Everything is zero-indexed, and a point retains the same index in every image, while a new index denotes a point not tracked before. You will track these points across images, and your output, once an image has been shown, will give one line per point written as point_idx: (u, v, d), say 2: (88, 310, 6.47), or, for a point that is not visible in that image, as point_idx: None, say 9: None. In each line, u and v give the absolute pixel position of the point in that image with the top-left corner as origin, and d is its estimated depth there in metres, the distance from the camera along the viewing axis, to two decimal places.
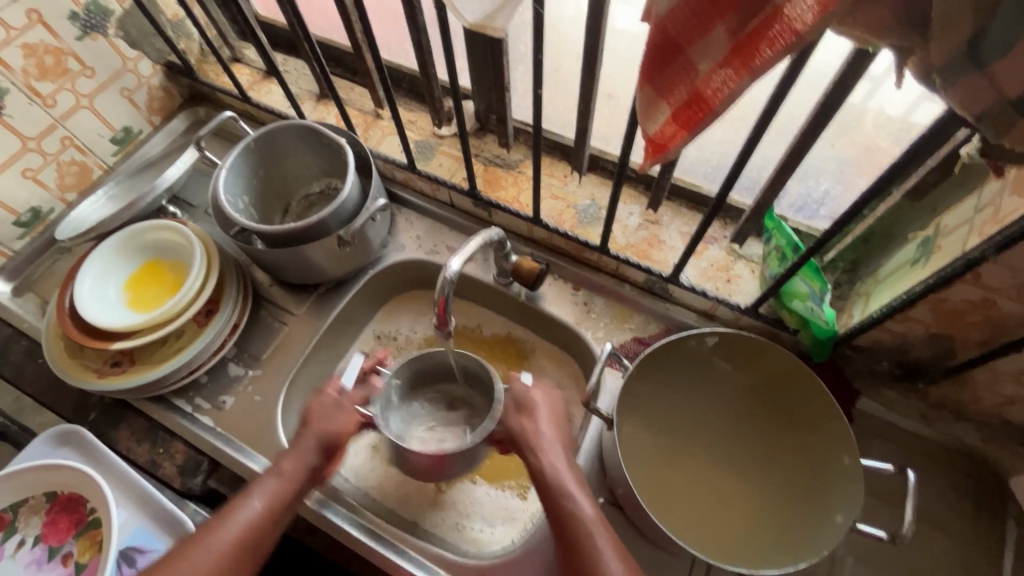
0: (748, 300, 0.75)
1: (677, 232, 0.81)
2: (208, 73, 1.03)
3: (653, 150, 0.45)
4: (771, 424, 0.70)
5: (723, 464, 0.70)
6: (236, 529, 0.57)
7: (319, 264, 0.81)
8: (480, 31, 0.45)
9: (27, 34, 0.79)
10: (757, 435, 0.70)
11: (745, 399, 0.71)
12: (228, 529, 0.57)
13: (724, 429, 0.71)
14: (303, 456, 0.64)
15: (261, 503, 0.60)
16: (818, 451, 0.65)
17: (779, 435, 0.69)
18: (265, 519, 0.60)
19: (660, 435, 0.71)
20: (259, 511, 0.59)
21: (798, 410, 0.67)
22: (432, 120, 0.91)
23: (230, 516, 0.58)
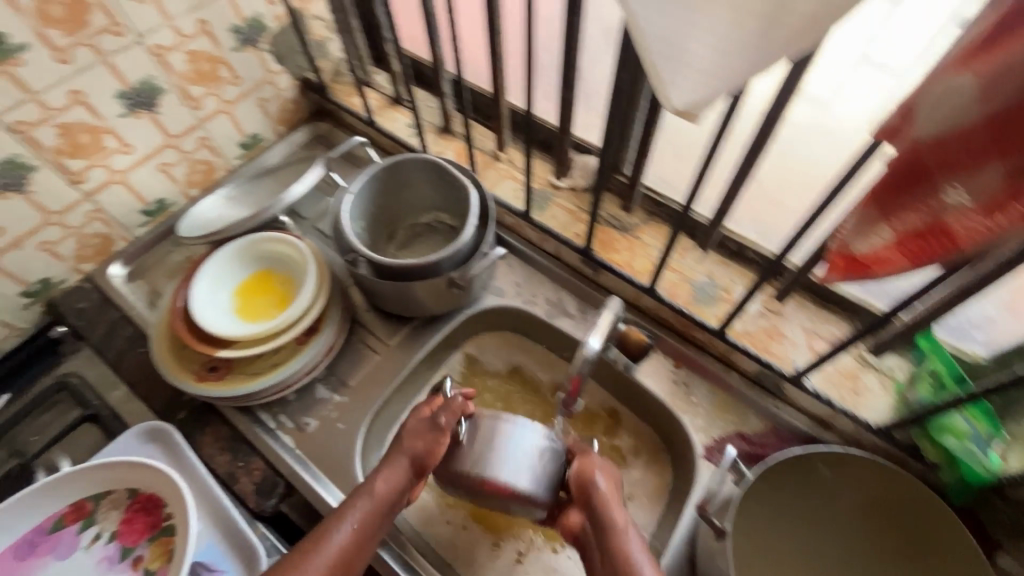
0: (878, 419, 0.69)
1: (800, 327, 0.75)
2: (338, 93, 1.06)
3: (848, 265, 0.42)
4: (890, 559, 0.64)
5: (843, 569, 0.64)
6: (327, 555, 0.58)
7: (422, 300, 0.80)
8: (683, 117, 0.42)
9: (194, 42, 0.84)
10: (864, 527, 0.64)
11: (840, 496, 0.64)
12: (321, 553, 0.58)
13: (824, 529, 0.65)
14: (391, 479, 0.63)
15: (349, 531, 0.60)
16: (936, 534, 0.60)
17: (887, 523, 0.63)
18: (354, 547, 0.60)
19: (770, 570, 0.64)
20: (349, 536, 0.60)
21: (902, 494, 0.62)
22: (553, 170, 0.90)
23: (320, 543, 0.59)
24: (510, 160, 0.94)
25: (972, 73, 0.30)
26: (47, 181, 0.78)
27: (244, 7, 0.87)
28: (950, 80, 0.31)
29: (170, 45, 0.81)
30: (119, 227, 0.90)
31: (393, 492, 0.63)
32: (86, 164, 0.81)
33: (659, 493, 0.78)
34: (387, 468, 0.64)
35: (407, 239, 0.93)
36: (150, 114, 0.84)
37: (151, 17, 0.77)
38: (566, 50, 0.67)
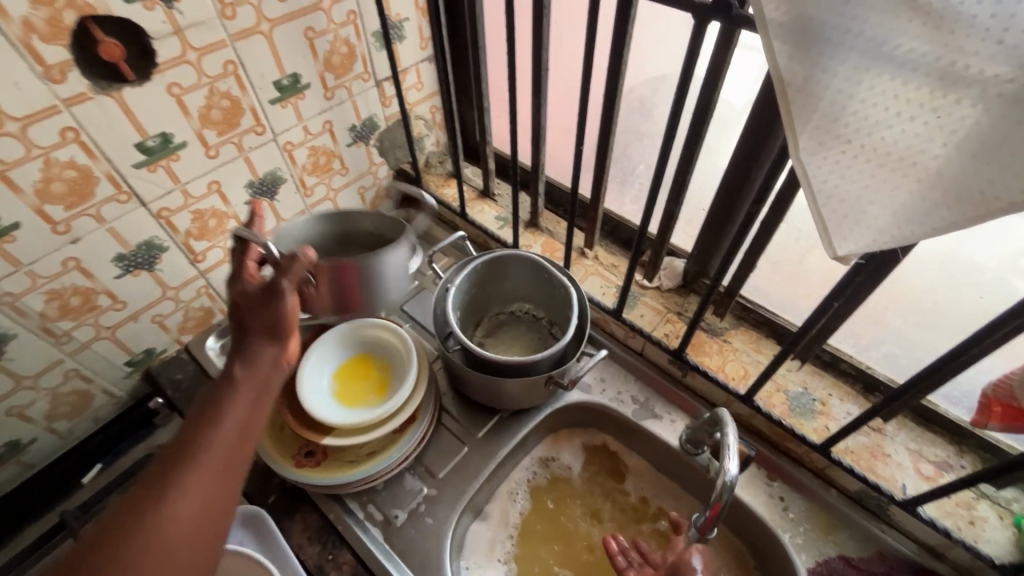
0: (1000, 554, 0.66)
1: (904, 448, 0.74)
2: (430, 183, 1.13)
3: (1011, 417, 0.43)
4: None
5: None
6: (206, 456, 0.48)
7: (517, 395, 0.82)
8: (842, 263, 0.44)
9: (317, 139, 0.91)
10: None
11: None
12: (194, 455, 0.48)
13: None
14: (253, 356, 0.54)
15: (230, 420, 0.50)
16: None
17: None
18: (239, 433, 0.50)
19: None
20: (233, 425, 0.50)
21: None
22: (641, 271, 0.93)
23: (197, 442, 0.48)
24: (596, 257, 0.98)
25: None
26: (173, 260, 0.83)
27: (363, 109, 0.95)
28: None
29: (298, 142, 0.88)
30: (221, 301, 0.95)
31: (268, 393, 0.54)
32: (208, 245, 0.86)
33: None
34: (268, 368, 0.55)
35: (493, 327, 0.96)
36: (269, 201, 0.91)
37: (288, 119, 0.85)
38: (679, 172, 0.71)
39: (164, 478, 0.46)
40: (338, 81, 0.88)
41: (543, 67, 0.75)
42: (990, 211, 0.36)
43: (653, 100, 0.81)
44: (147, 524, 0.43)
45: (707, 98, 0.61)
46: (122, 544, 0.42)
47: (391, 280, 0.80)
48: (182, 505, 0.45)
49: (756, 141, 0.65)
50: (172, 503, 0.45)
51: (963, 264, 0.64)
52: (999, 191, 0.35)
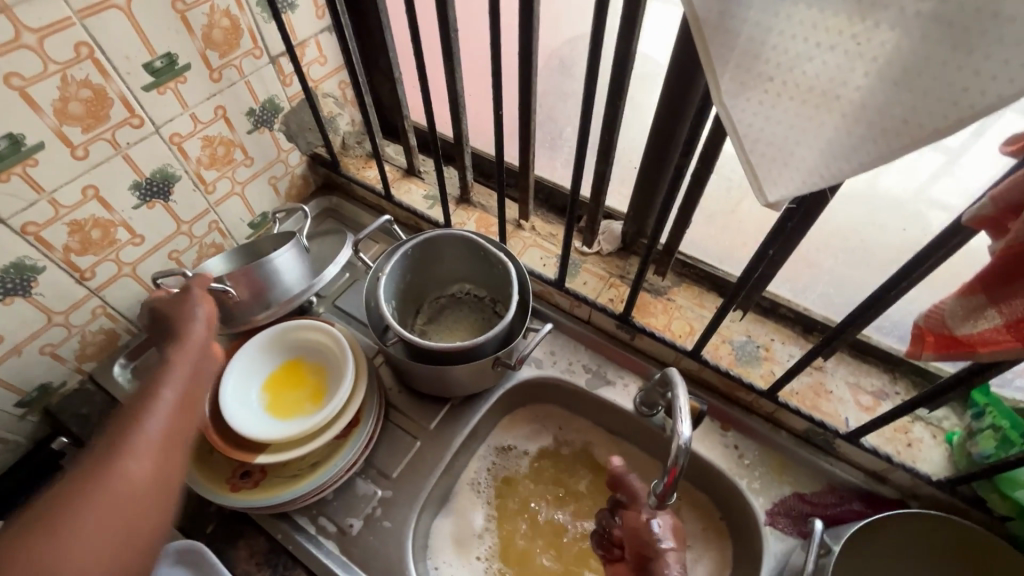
0: (936, 471, 0.69)
1: (843, 381, 0.76)
2: (349, 166, 1.04)
3: (949, 346, 0.42)
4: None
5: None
6: (153, 421, 0.44)
7: (465, 381, 0.77)
8: (774, 209, 0.43)
9: (210, 127, 0.81)
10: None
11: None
12: (137, 423, 0.43)
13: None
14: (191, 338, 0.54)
15: (167, 390, 0.47)
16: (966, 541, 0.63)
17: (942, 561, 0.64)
18: (186, 400, 0.47)
19: None
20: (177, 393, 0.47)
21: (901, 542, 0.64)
22: (580, 237, 0.90)
23: (134, 414, 0.43)
24: (533, 227, 0.94)
25: None
26: (53, 281, 0.72)
27: (260, 90, 0.86)
28: None
29: (187, 133, 0.78)
30: (125, 321, 0.84)
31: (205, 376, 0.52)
32: (95, 261, 0.76)
33: (720, 562, 0.77)
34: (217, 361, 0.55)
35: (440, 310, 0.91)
36: (163, 203, 0.81)
37: (169, 107, 0.75)
38: (606, 131, 0.68)
39: (114, 442, 0.41)
40: (224, 59, 0.78)
41: (451, 27, 0.69)
42: (914, 139, 0.34)
43: (573, 56, 0.77)
44: (91, 497, 0.38)
45: (625, 48, 0.57)
46: (79, 518, 0.37)
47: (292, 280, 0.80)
48: (130, 477, 0.40)
49: (679, 91, 0.63)
50: (116, 482, 0.39)
51: (886, 200, 0.67)
52: (924, 119, 0.33)
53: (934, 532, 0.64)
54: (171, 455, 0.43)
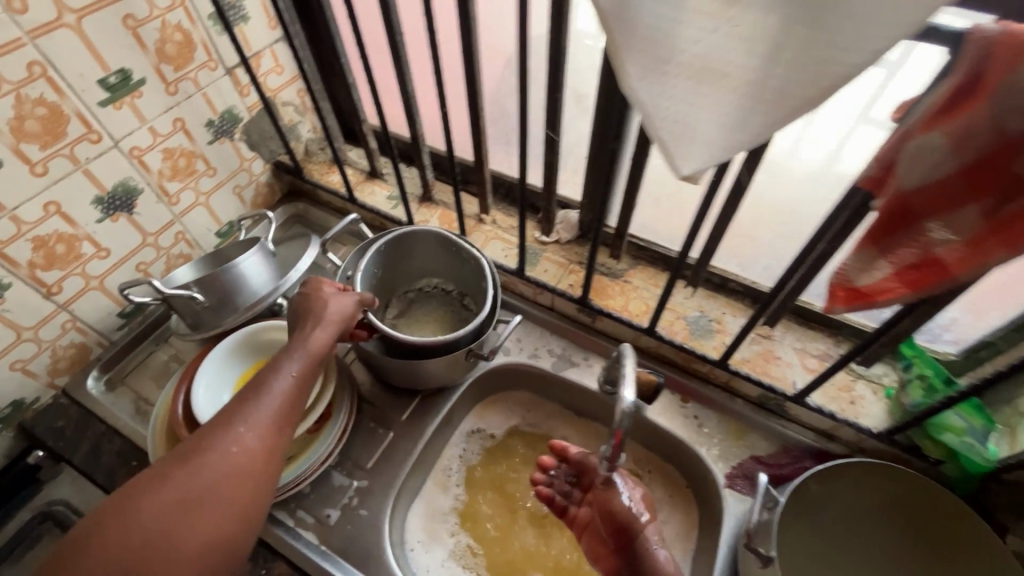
0: (878, 425, 0.74)
1: (791, 347, 0.81)
2: (313, 172, 1.07)
3: (853, 297, 0.46)
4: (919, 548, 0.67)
5: (923, 570, 0.67)
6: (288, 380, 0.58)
7: (432, 370, 0.80)
8: (690, 182, 0.46)
9: (170, 139, 0.83)
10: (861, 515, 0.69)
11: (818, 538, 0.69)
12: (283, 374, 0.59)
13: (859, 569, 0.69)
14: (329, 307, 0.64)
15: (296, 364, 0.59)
16: (870, 479, 0.67)
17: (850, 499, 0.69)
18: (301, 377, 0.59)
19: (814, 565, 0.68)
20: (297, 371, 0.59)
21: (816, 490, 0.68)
22: (538, 227, 0.94)
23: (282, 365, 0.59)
24: (494, 221, 0.97)
25: (940, 132, 0.36)
26: (20, 297, 0.73)
27: (218, 101, 0.88)
28: (921, 138, 0.37)
29: (147, 146, 0.80)
30: (96, 334, 0.86)
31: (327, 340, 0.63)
32: (62, 275, 0.77)
33: (686, 527, 0.80)
34: (320, 325, 0.63)
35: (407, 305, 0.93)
36: (127, 216, 0.82)
37: (127, 121, 0.76)
38: (549, 123, 0.72)
39: (252, 393, 0.56)
40: (179, 73, 0.80)
41: (396, 31, 0.72)
42: (794, 109, 0.38)
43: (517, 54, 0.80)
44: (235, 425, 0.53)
45: (557, 42, 0.61)
46: (221, 436, 0.52)
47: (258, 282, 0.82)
48: (233, 454, 0.51)
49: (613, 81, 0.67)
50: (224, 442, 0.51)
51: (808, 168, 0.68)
52: (798, 91, 0.37)
53: (843, 475, 0.67)
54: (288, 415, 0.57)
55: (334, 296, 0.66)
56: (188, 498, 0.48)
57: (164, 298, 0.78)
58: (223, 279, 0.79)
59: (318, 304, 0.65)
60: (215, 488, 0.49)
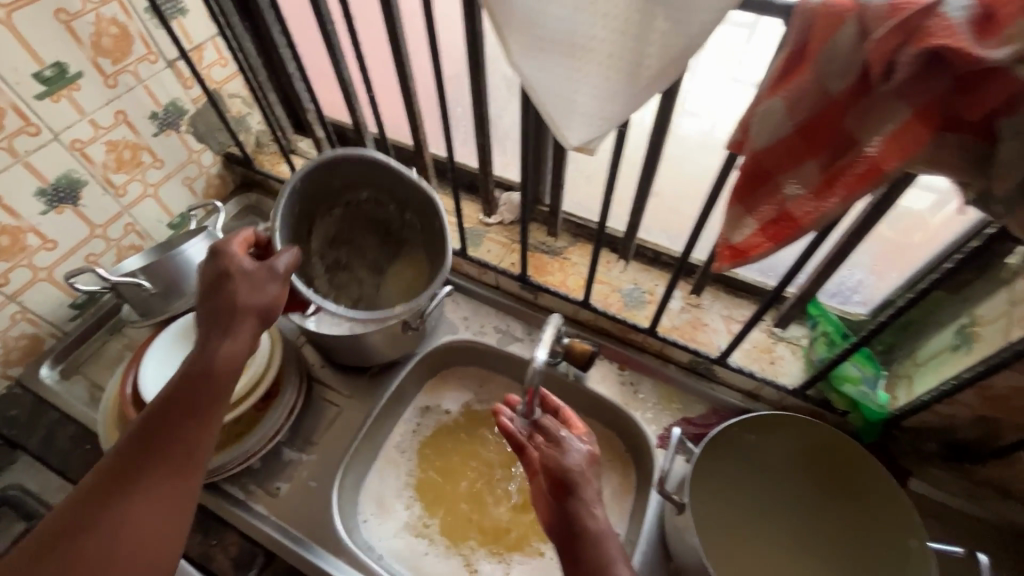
0: (794, 382, 0.79)
1: (718, 314, 0.85)
2: (264, 163, 1.09)
3: (732, 255, 0.50)
4: (822, 482, 0.73)
5: (827, 507, 0.72)
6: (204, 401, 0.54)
7: (377, 349, 0.83)
8: (580, 152, 0.50)
9: (112, 132, 0.85)
10: (771, 475, 0.74)
11: (746, 509, 0.73)
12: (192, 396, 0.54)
13: (797, 529, 0.72)
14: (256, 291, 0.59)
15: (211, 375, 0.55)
16: (757, 439, 0.74)
17: (753, 464, 0.74)
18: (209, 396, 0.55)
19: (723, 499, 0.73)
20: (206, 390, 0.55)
21: (717, 463, 0.73)
22: (482, 210, 0.97)
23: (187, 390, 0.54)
24: (440, 205, 1.01)
25: (779, 97, 0.40)
26: None
27: (161, 94, 0.89)
28: (766, 104, 0.41)
29: (88, 138, 0.82)
30: (47, 326, 0.87)
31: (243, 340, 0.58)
32: (8, 266, 0.79)
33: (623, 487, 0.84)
34: (234, 326, 0.57)
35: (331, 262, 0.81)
36: (73, 208, 0.84)
37: (66, 114, 0.78)
38: (477, 105, 0.75)
39: (156, 432, 0.52)
40: (117, 66, 0.82)
41: (326, 20, 0.75)
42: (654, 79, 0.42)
43: None
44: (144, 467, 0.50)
45: (472, 27, 0.64)
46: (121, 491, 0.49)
47: (203, 268, 0.85)
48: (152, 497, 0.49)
49: None
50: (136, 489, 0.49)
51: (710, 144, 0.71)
52: None
53: (736, 440, 0.73)
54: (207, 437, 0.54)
55: (247, 278, 0.59)
56: (82, 569, 0.45)
57: (111, 285, 0.80)
58: (169, 267, 0.81)
59: (223, 296, 0.58)
60: (134, 544, 0.48)
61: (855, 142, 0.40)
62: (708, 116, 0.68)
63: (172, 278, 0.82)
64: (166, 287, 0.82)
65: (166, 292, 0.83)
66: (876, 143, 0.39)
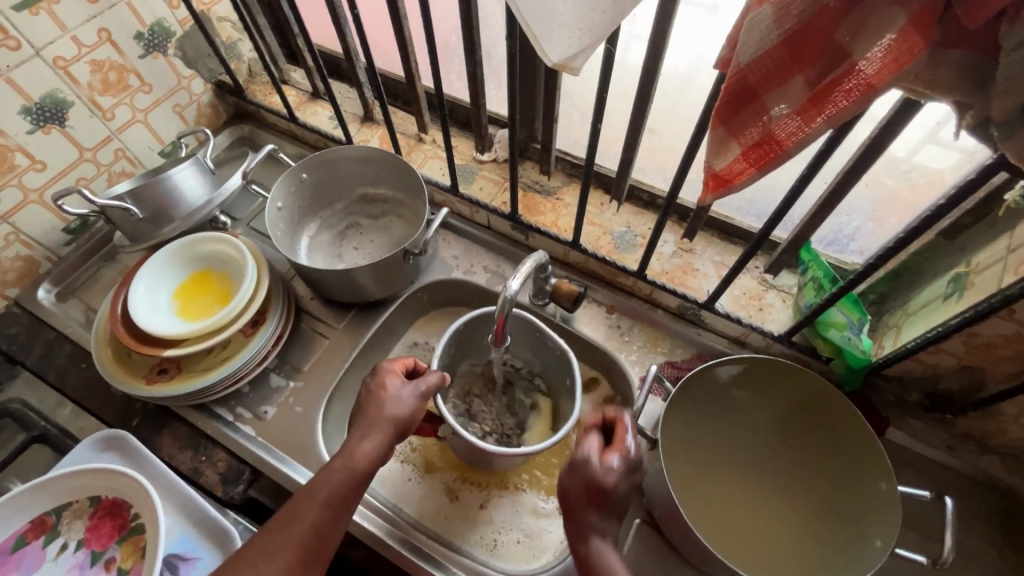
0: (781, 329, 0.78)
1: (710, 260, 0.84)
2: (256, 93, 1.06)
3: (715, 184, 0.49)
4: (798, 432, 0.74)
5: (801, 454, 0.74)
6: (325, 494, 0.57)
7: (364, 283, 0.83)
8: (561, 71, 0.47)
9: (96, 51, 0.83)
10: (752, 417, 0.76)
11: (728, 448, 0.76)
12: (316, 491, 0.57)
13: (775, 468, 0.75)
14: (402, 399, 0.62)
15: (348, 469, 0.58)
16: (738, 383, 0.75)
17: (734, 407, 0.76)
18: (339, 494, 0.57)
19: (701, 447, 0.76)
20: (335, 481, 0.57)
21: (698, 408, 0.75)
22: (475, 146, 0.95)
23: (313, 489, 0.57)
24: (434, 140, 0.99)
25: (769, 3, 0.36)
26: None
27: (145, 12, 0.86)
28: (755, 12, 0.37)
29: (71, 57, 0.80)
30: (41, 248, 0.88)
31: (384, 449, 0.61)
32: None
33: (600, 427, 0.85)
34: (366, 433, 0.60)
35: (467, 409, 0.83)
36: (60, 129, 0.83)
37: (46, 29, 0.76)
38: (467, 30, 0.71)
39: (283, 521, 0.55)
40: None
41: None
42: None
43: None
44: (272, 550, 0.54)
45: None
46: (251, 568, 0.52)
47: (189, 194, 0.85)
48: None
49: None
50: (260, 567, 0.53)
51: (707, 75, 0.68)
52: None
53: (708, 385, 0.74)
54: (329, 526, 0.56)
55: (395, 394, 0.62)
56: None
57: (99, 209, 0.80)
58: (157, 192, 0.81)
59: (375, 404, 0.62)
60: None
61: (848, 55, 0.37)
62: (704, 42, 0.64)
63: (160, 204, 0.82)
64: (155, 212, 0.82)
65: (154, 217, 0.83)
66: (872, 58, 0.36)
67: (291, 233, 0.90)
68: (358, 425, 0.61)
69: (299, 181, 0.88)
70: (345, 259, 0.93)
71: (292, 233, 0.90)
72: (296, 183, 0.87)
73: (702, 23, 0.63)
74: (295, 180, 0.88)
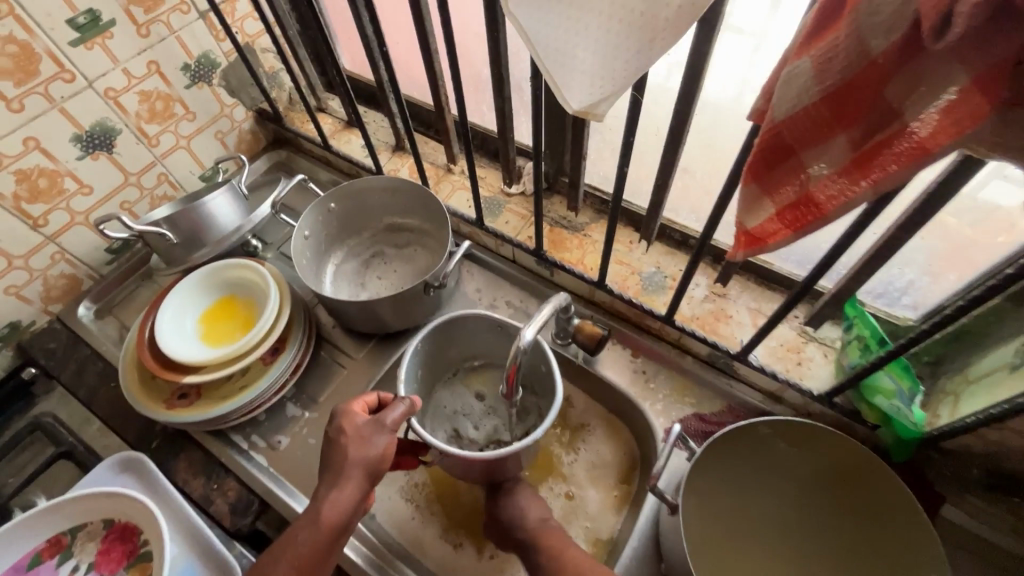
0: (822, 387, 0.72)
1: (744, 307, 0.79)
2: (294, 120, 1.09)
3: (747, 242, 0.45)
4: (826, 503, 0.68)
5: (830, 529, 0.68)
6: (302, 543, 0.58)
7: (386, 318, 0.82)
8: (583, 118, 0.45)
9: (145, 82, 0.87)
10: (804, 530, 0.69)
11: (772, 562, 0.68)
12: (295, 540, 0.59)
13: (801, 545, 0.69)
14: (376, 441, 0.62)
15: (322, 517, 0.59)
16: (797, 486, 0.70)
17: (795, 519, 0.70)
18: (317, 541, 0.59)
19: (721, 517, 0.70)
20: (311, 532, 0.59)
21: (743, 496, 0.70)
22: (502, 178, 0.94)
23: (291, 538, 0.59)
24: (462, 171, 0.98)
25: (809, 56, 0.33)
26: (10, 227, 0.80)
27: (193, 45, 0.90)
28: (793, 65, 0.34)
29: (122, 87, 0.84)
30: (84, 266, 0.92)
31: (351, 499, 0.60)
32: (46, 208, 0.83)
33: (615, 470, 0.79)
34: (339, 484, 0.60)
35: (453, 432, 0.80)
36: (107, 155, 0.87)
37: (99, 62, 0.80)
38: (495, 66, 0.70)
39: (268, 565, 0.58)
40: (150, 15, 0.83)
41: None
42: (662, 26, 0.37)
43: None
44: None
45: None
46: None
47: (223, 221, 0.86)
48: None
49: None
50: None
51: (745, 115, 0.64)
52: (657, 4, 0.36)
53: (732, 448, 0.68)
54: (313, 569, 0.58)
55: (362, 436, 0.62)
56: None
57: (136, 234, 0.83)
58: (190, 218, 0.83)
59: (338, 452, 0.61)
60: None
61: (898, 115, 0.33)
62: (741, 81, 0.61)
63: (193, 229, 0.84)
64: (187, 238, 0.84)
65: (185, 242, 0.85)
66: (925, 118, 0.32)
67: (313, 260, 0.90)
68: (330, 474, 0.61)
69: (326, 209, 0.89)
70: (367, 289, 0.92)
71: (314, 259, 0.90)
72: (324, 209, 0.88)
73: (738, 63, 0.60)
74: (324, 207, 0.89)
